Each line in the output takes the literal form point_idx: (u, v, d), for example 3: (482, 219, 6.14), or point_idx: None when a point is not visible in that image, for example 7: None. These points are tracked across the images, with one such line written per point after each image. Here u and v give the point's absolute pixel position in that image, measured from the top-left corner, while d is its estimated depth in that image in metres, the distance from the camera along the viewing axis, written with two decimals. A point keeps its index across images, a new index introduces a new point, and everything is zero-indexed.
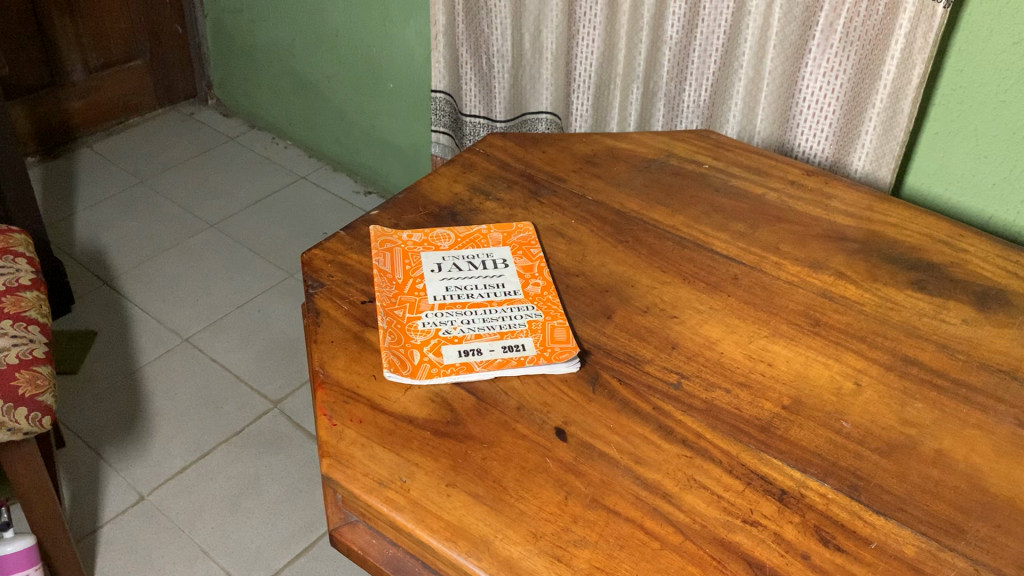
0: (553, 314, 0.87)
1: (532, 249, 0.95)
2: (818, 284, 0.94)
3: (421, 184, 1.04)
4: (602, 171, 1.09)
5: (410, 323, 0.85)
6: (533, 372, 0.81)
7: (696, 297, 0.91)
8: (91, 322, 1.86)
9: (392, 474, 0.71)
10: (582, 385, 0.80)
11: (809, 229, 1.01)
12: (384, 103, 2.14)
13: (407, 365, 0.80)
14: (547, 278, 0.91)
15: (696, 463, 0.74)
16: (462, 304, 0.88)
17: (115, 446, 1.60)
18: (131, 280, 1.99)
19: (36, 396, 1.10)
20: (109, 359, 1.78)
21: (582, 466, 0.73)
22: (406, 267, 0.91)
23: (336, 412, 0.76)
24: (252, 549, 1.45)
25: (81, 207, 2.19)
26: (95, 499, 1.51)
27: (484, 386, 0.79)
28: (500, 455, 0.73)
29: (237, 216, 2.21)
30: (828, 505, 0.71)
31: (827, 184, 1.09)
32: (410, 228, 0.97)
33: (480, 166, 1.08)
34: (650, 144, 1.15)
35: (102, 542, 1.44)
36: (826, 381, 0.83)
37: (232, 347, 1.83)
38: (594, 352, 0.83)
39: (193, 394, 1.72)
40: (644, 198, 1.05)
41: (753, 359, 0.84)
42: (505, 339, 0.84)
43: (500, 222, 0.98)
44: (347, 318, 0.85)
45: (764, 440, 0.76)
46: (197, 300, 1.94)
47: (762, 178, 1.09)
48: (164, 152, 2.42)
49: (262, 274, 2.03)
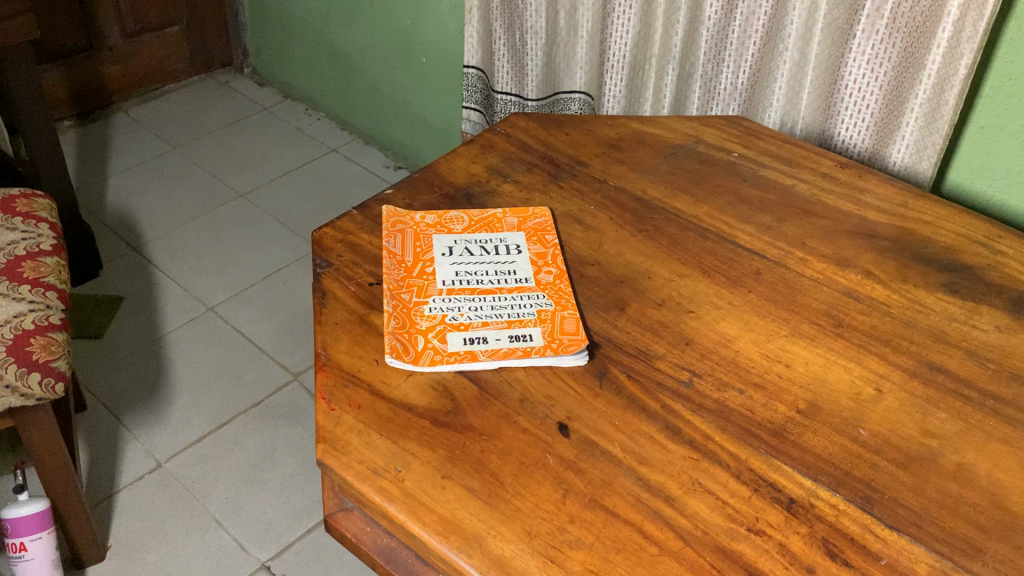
0: (564, 304, 0.84)
1: (547, 235, 0.92)
2: (844, 283, 0.90)
3: (438, 163, 1.01)
4: (627, 156, 1.05)
5: (416, 307, 0.82)
6: (540, 364, 0.78)
7: (715, 292, 0.88)
8: (118, 288, 1.87)
9: (387, 463, 0.69)
10: (589, 379, 0.77)
11: (839, 225, 0.97)
12: (416, 77, 2.12)
13: (410, 351, 0.78)
14: (560, 267, 0.88)
15: (703, 467, 0.71)
16: (472, 289, 0.85)
17: (135, 412, 1.62)
18: (159, 247, 1.99)
19: (49, 362, 1.10)
20: (134, 325, 1.79)
21: (583, 464, 0.70)
22: (417, 249, 0.89)
23: (335, 396, 0.74)
24: (265, 522, 1.45)
25: (114, 172, 2.20)
26: (111, 464, 1.52)
27: (487, 376, 0.77)
28: (499, 449, 0.71)
29: (267, 186, 2.20)
30: (839, 517, 0.68)
31: (860, 177, 1.04)
32: (423, 210, 0.94)
33: (500, 147, 1.05)
34: (678, 130, 1.11)
35: (117, 507, 1.45)
36: (844, 386, 0.79)
37: (257, 317, 1.83)
38: (605, 345, 0.81)
39: (215, 363, 1.73)
40: (667, 185, 1.01)
41: (770, 359, 0.81)
42: (512, 328, 0.81)
43: (516, 206, 0.96)
44: (352, 301, 0.83)
45: (776, 445, 0.73)
46: (224, 269, 1.95)
47: (792, 169, 1.05)
48: (199, 120, 2.42)
49: (289, 246, 2.02)
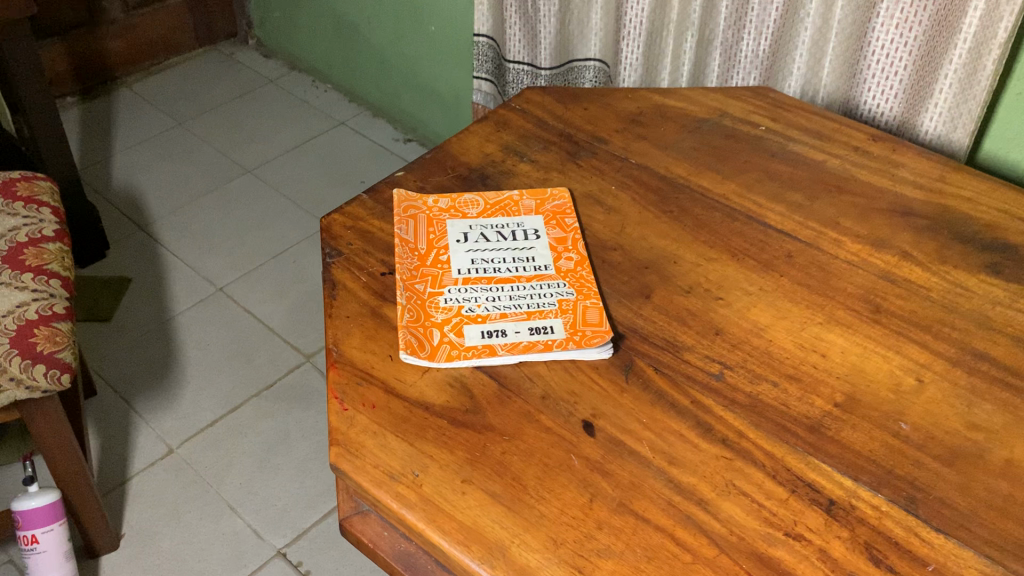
0: (586, 293, 0.80)
1: (567, 218, 0.88)
2: (880, 265, 0.85)
3: (450, 143, 0.97)
4: (649, 131, 1.00)
5: (431, 299, 0.78)
6: (562, 357, 0.74)
7: (745, 277, 0.83)
8: (125, 268, 1.84)
9: (404, 467, 0.66)
10: (615, 373, 0.73)
11: (873, 202, 0.92)
12: (425, 47, 2.06)
13: (426, 347, 0.74)
14: (581, 252, 0.84)
15: (736, 467, 0.67)
16: (489, 278, 0.81)
17: (146, 396, 1.59)
18: (166, 225, 1.96)
19: (55, 353, 1.07)
20: (143, 307, 1.76)
21: (610, 466, 0.67)
22: (430, 236, 0.84)
23: (347, 395, 0.70)
24: (279, 507, 1.43)
25: (119, 149, 2.16)
26: (123, 450, 1.50)
27: (507, 371, 0.73)
28: (521, 450, 0.67)
29: (274, 161, 2.16)
30: (882, 520, 0.65)
31: (894, 151, 0.99)
32: (436, 193, 0.90)
33: (515, 124, 1.00)
34: (701, 102, 1.05)
35: (130, 494, 1.44)
36: (884, 377, 0.75)
37: (267, 297, 1.80)
38: (630, 337, 0.77)
39: (226, 345, 1.70)
40: (692, 161, 0.96)
41: (805, 349, 0.77)
42: (532, 319, 0.77)
43: (534, 187, 0.92)
44: (364, 292, 0.79)
45: (814, 442, 0.69)
46: (233, 248, 1.91)
47: (823, 143, 1.00)
48: (203, 94, 2.37)
49: (298, 223, 1.98)
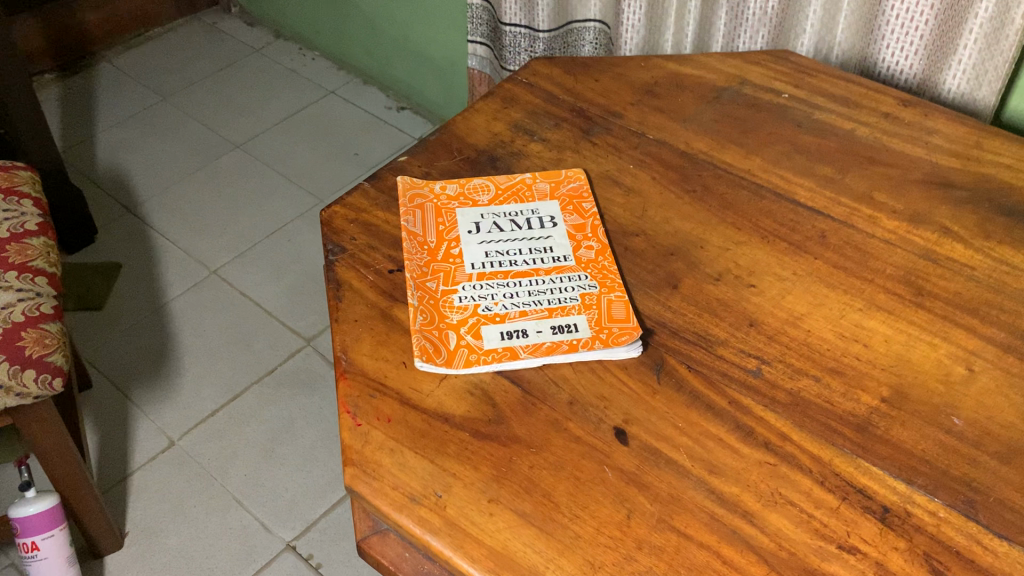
0: (610, 285, 0.74)
1: (584, 203, 0.82)
2: (920, 243, 0.80)
3: (455, 123, 0.91)
4: (665, 103, 0.94)
5: (444, 298, 0.73)
6: (589, 358, 0.69)
7: (777, 261, 0.78)
8: (115, 253, 1.78)
9: (425, 488, 0.61)
10: (645, 373, 0.68)
11: (908, 173, 0.86)
12: (416, 10, 1.97)
13: (442, 352, 0.69)
14: (602, 239, 0.79)
15: (782, 473, 0.63)
16: (506, 272, 0.75)
17: (144, 387, 1.54)
18: (156, 206, 1.89)
19: (43, 356, 1.02)
20: (135, 293, 1.70)
21: (647, 478, 0.62)
22: (440, 227, 0.79)
23: (360, 409, 0.65)
24: (287, 499, 1.39)
25: (102, 127, 2.08)
26: (123, 444, 1.45)
27: (530, 376, 0.68)
28: (550, 463, 0.63)
29: (264, 135, 2.08)
30: (940, 527, 0.60)
31: (926, 116, 0.93)
32: (443, 179, 0.84)
33: (523, 99, 0.94)
34: (719, 69, 0.99)
35: (133, 490, 1.39)
36: (931, 366, 0.70)
37: (264, 278, 1.74)
38: (660, 331, 0.72)
39: (223, 330, 1.64)
40: (713, 135, 0.90)
41: (846, 339, 0.72)
42: (554, 317, 0.72)
43: (547, 169, 0.86)
44: (372, 293, 0.73)
45: (862, 443, 0.65)
46: (226, 228, 1.85)
47: (850, 110, 0.94)
48: (187, 66, 2.29)
49: (292, 199, 1.92)
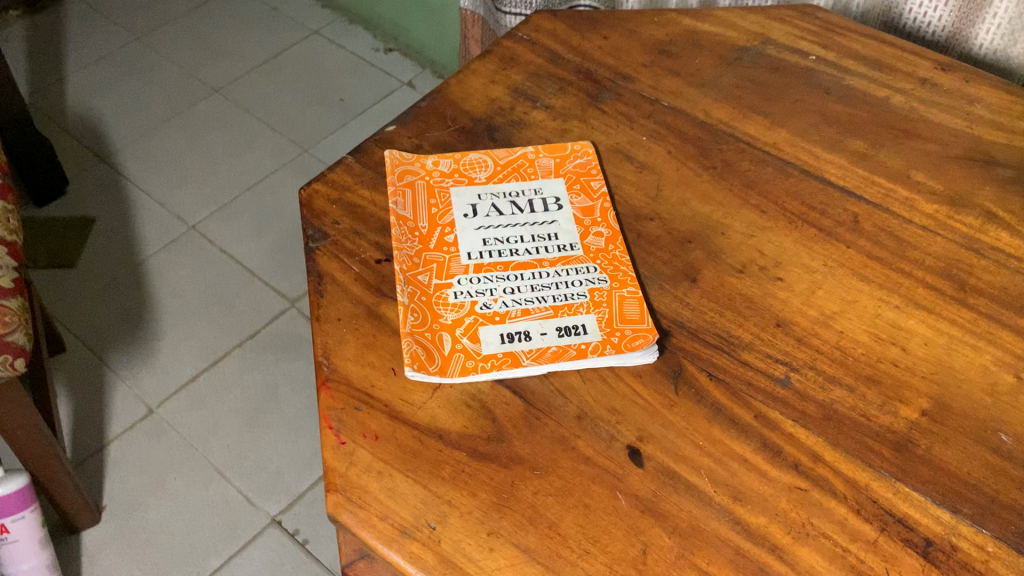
0: (621, 279, 0.67)
1: (592, 182, 0.74)
2: (962, 229, 0.73)
3: (449, 86, 0.82)
4: (681, 65, 0.85)
5: (438, 294, 0.65)
6: (599, 365, 0.62)
7: (806, 250, 0.71)
8: (87, 206, 1.68)
9: (417, 518, 0.54)
10: (662, 383, 0.62)
11: (948, 148, 0.79)
12: None
13: (435, 358, 0.62)
14: (613, 225, 0.71)
15: (814, 501, 0.56)
16: (506, 262, 0.68)
17: (120, 351, 1.47)
18: (130, 155, 1.79)
19: (3, 336, 0.94)
20: (109, 249, 1.62)
21: (664, 506, 0.56)
22: (432, 210, 0.71)
23: (343, 424, 0.58)
24: (272, 471, 1.34)
25: (72, 69, 1.96)
26: (99, 412, 1.39)
27: (534, 385, 0.61)
28: (557, 489, 0.56)
29: (244, 78, 1.97)
30: (989, 564, 0.54)
31: (967, 82, 0.85)
32: (436, 153, 0.76)
33: (524, 59, 0.85)
34: (740, 26, 0.90)
35: (110, 462, 1.33)
36: (977, 375, 0.63)
37: (245, 234, 1.66)
38: (677, 333, 0.64)
39: (203, 290, 1.57)
40: (734, 103, 0.82)
41: (883, 342, 0.65)
42: (560, 316, 0.65)
43: (551, 141, 0.77)
44: (357, 287, 0.66)
45: (902, 463, 0.58)
46: (204, 179, 1.75)
47: (884, 75, 0.85)
48: (161, 2, 2.15)
49: (275, 149, 1.82)
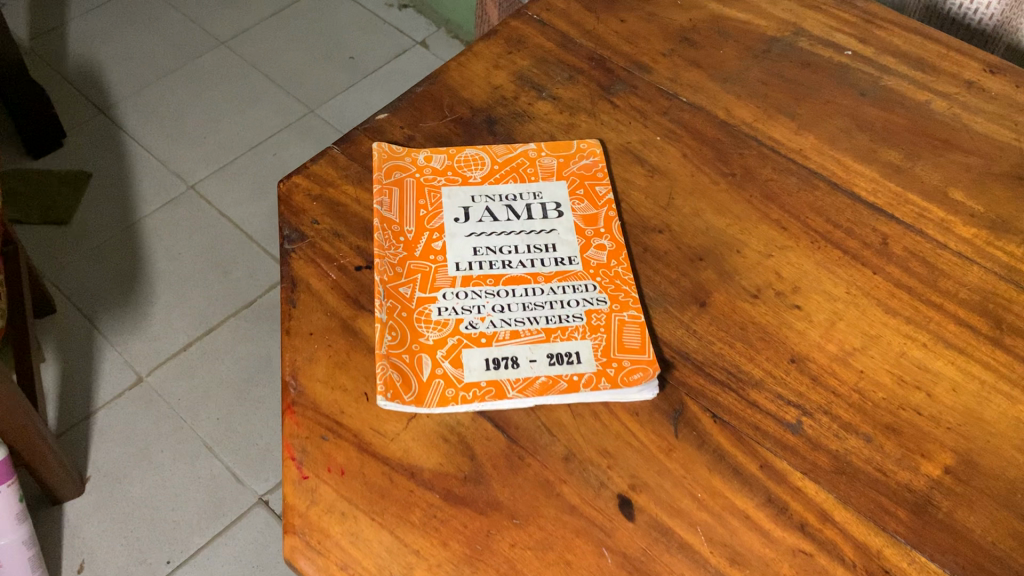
0: (622, 300, 0.61)
1: (597, 187, 0.68)
2: (1002, 258, 0.66)
3: (449, 69, 0.75)
4: (704, 56, 0.78)
5: (420, 309, 0.60)
6: (592, 399, 0.57)
7: (827, 274, 0.64)
8: (84, 160, 1.63)
9: (381, 570, 0.49)
10: (660, 423, 0.56)
11: (992, 163, 0.72)
12: None
13: (411, 385, 0.56)
14: (617, 237, 0.65)
15: (819, 568, 0.51)
16: (497, 276, 0.62)
17: (111, 314, 1.42)
18: (130, 107, 1.72)
19: None
20: (105, 206, 1.56)
21: (654, 566, 0.51)
22: (421, 212, 0.65)
23: (307, 456, 0.53)
24: (261, 448, 1.30)
25: (74, 15, 1.89)
26: (87, 378, 1.35)
27: (520, 420, 0.56)
28: (537, 542, 0.51)
29: (252, 31, 1.90)
30: None
31: (1018, 87, 0.77)
32: (429, 146, 0.70)
33: (532, 42, 0.78)
34: (770, 13, 0.82)
35: (96, 431, 1.30)
36: (1008, 428, 0.57)
37: (245, 196, 1.61)
38: (681, 366, 0.59)
39: (199, 253, 1.52)
40: (759, 101, 0.75)
41: (907, 386, 0.59)
42: (552, 341, 0.59)
43: (555, 138, 0.71)
44: (333, 297, 0.60)
45: (920, 528, 0.53)
46: (206, 136, 1.69)
47: (926, 76, 0.78)
48: None
49: (280, 106, 1.76)
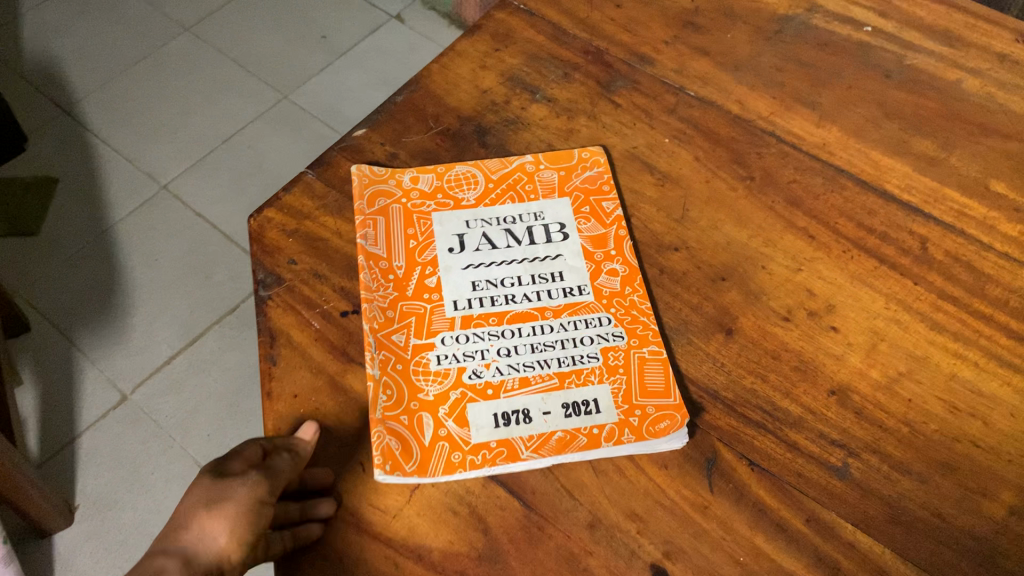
0: (641, 335, 0.55)
1: (604, 202, 0.61)
2: None
3: (431, 73, 0.68)
4: (711, 42, 0.71)
5: (417, 359, 0.53)
6: (615, 454, 0.51)
7: (865, 287, 0.58)
8: (49, 164, 1.54)
9: None
10: (693, 476, 0.50)
11: None
12: None
13: (412, 451, 0.50)
14: (630, 260, 0.58)
15: None
16: (501, 313, 0.56)
17: (89, 329, 1.35)
18: (95, 104, 1.63)
19: None
20: (74, 213, 1.48)
21: None
22: (410, 243, 0.58)
23: None
24: None
25: (27, 7, 1.79)
26: (68, 399, 1.28)
27: (537, 483, 0.50)
28: None
29: (218, 15, 1.81)
30: None
31: None
32: (414, 165, 0.63)
33: (521, 37, 0.70)
34: None
35: (82, 455, 1.24)
36: None
37: (222, 194, 1.53)
38: (711, 407, 0.53)
39: (178, 258, 1.45)
40: (775, 91, 0.68)
41: (962, 413, 0.53)
42: (566, 388, 0.53)
43: (554, 147, 0.64)
44: (319, 350, 0.54)
45: None
46: (177, 130, 1.61)
47: (954, 52, 0.71)
48: None
49: (252, 94, 1.67)
